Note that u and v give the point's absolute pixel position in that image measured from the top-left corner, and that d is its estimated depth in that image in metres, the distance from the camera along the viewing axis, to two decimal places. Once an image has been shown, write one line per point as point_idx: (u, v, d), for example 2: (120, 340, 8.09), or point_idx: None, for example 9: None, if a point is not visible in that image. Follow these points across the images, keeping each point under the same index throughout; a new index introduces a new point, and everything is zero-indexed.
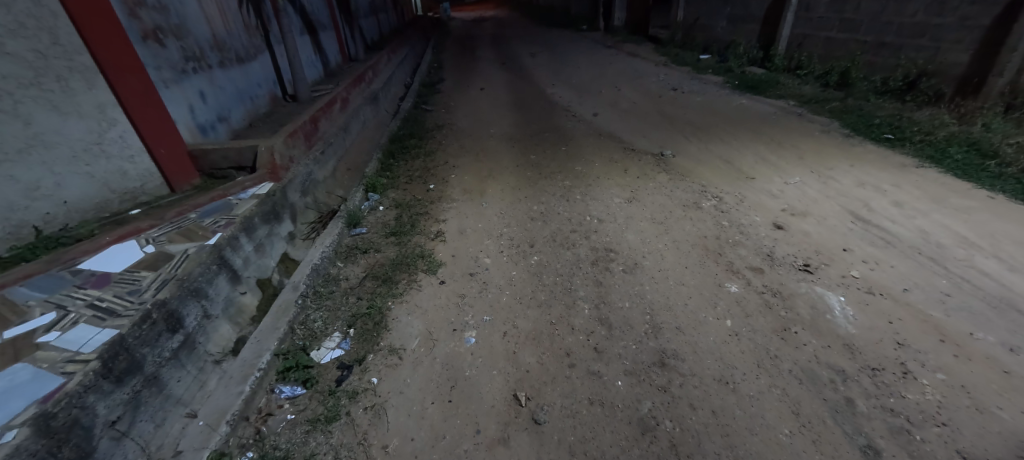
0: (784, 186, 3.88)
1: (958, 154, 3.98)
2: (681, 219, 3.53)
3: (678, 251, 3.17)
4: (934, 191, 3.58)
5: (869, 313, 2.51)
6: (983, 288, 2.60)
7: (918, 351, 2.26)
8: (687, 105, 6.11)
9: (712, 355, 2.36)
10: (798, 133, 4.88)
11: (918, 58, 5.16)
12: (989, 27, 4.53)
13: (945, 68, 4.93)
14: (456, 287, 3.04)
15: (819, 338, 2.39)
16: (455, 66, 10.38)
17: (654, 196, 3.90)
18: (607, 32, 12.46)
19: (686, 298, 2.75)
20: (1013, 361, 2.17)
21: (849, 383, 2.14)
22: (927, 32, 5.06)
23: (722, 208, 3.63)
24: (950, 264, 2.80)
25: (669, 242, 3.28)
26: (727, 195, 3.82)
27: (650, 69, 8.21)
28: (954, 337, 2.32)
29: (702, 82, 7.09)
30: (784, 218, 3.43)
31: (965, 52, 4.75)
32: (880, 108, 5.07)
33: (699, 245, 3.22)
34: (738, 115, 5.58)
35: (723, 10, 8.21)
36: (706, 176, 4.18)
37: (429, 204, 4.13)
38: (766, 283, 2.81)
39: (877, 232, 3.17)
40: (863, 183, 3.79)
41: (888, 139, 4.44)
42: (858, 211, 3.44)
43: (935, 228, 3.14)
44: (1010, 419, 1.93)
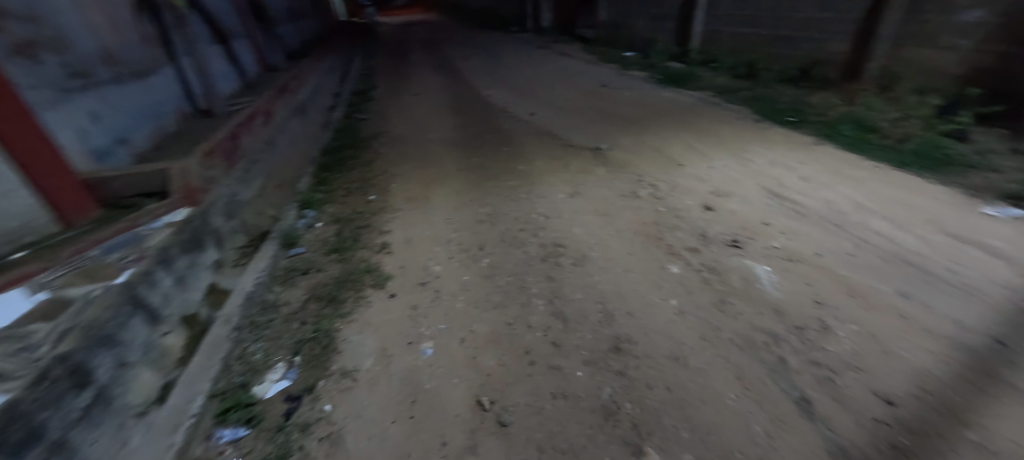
0: (709, 170, 4.18)
1: (847, 130, 4.50)
2: (622, 210, 3.68)
3: (621, 240, 3.31)
4: (833, 164, 4.04)
5: (791, 278, 2.78)
6: (879, 245, 2.96)
7: (833, 307, 2.53)
8: (619, 100, 6.39)
9: (662, 334, 2.49)
10: (718, 121, 5.29)
11: (810, 49, 5.79)
12: (861, 20, 5.18)
13: (831, 57, 5.57)
14: (408, 298, 2.96)
15: (752, 306, 2.60)
16: (387, 72, 10.13)
17: (597, 189, 4.04)
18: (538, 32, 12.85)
19: (634, 283, 2.88)
20: (907, 306, 2.48)
21: (781, 344, 2.34)
22: (814, 25, 5.70)
23: (657, 195, 3.85)
24: (852, 228, 3.16)
25: (614, 232, 3.41)
26: (661, 183, 4.05)
27: (580, 67, 8.51)
28: (861, 291, 2.61)
29: (629, 78, 7.46)
30: (712, 200, 3.70)
31: (845, 42, 5.39)
32: (783, 94, 5.62)
33: (640, 232, 3.38)
34: (665, 106, 5.94)
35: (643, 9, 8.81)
36: (641, 166, 4.39)
37: (371, 216, 3.98)
38: (703, 261, 3.01)
39: (791, 205, 3.51)
40: (775, 162, 4.17)
41: (791, 122, 4.94)
42: (774, 187, 3.78)
43: (837, 198, 3.53)
44: (911, 358, 2.16)
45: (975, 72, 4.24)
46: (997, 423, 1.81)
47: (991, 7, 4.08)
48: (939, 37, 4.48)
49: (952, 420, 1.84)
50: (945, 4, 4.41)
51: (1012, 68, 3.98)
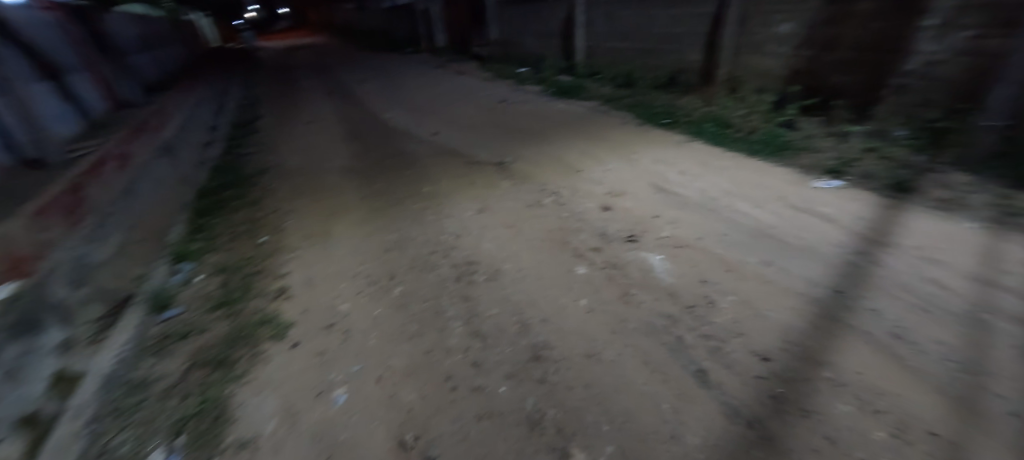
0: (604, 172, 4.51)
1: (709, 127, 5.15)
2: (527, 219, 3.82)
3: (531, 248, 3.43)
4: (703, 158, 4.59)
5: (679, 263, 3.08)
6: (744, 223, 3.42)
7: (715, 282, 2.86)
8: (517, 114, 6.65)
9: (576, 334, 2.61)
10: (606, 127, 5.73)
11: (673, 59, 6.57)
12: (706, 33, 6.02)
13: (690, 66, 6.36)
14: (314, 344, 2.74)
15: (650, 294, 2.84)
16: (273, 100, 9.46)
17: (502, 202, 4.15)
18: (432, 53, 12.98)
19: (546, 289, 2.99)
20: (770, 271, 2.88)
21: (677, 324, 2.58)
22: (672, 39, 6.48)
23: (560, 201, 4.06)
24: (723, 211, 3.60)
25: (523, 243, 3.51)
26: (563, 189, 4.28)
27: (477, 84, 8.72)
28: (734, 265, 2.99)
29: (524, 92, 7.80)
30: (609, 200, 3.99)
31: (698, 52, 6.20)
32: (657, 99, 6.28)
33: (548, 238, 3.53)
34: (559, 117, 6.30)
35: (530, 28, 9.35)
36: (542, 176, 4.59)
37: (263, 260, 3.65)
38: (606, 258, 3.22)
39: (673, 197, 3.91)
40: (657, 160, 4.63)
41: (666, 123, 5.53)
42: (658, 183, 4.18)
43: (709, 186, 4.01)
44: (777, 316, 2.51)
45: (796, 72, 5.17)
46: (844, 359, 2.15)
47: (798, 21, 5.02)
48: (765, 45, 5.38)
49: (811, 363, 2.16)
50: (765, 18, 5.31)
51: (819, 69, 4.95)
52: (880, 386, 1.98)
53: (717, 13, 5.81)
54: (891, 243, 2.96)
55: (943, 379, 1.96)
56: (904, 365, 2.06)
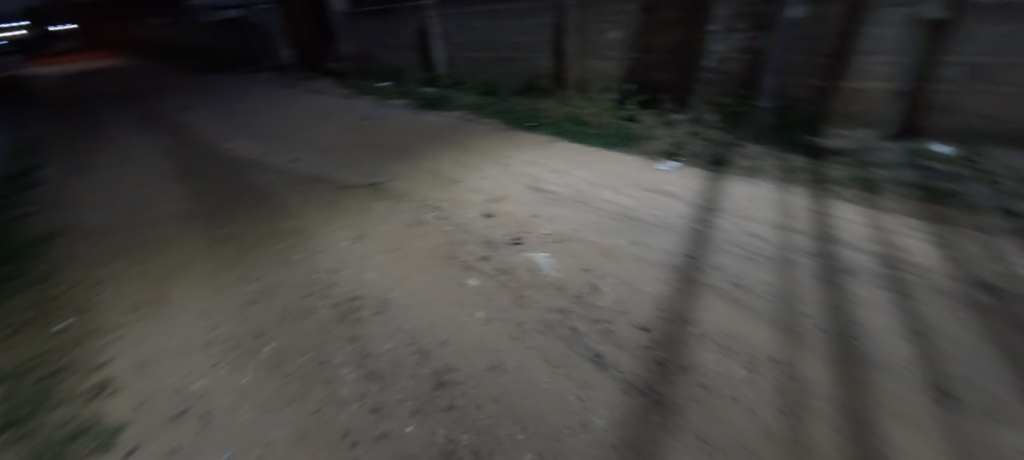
0: (481, 180, 4.52)
1: (568, 126, 5.54)
2: (406, 240, 3.60)
3: (418, 269, 3.25)
4: (567, 154, 4.91)
5: (563, 257, 3.16)
6: (611, 209, 3.70)
7: (596, 269, 2.93)
8: (382, 131, 6.35)
9: (478, 349, 2.39)
10: (476, 135, 5.77)
11: (527, 66, 6.95)
12: (552, 42, 6.47)
13: (542, 72, 6.76)
14: (162, 441, 2.03)
15: (543, 294, 2.79)
16: (66, 143, 7.57)
17: (381, 226, 3.89)
18: (278, 68, 11.87)
19: (440, 310, 2.81)
20: (636, 250, 3.05)
21: (570, 316, 2.51)
22: (523, 48, 6.87)
23: (443, 215, 3.94)
24: (592, 202, 3.86)
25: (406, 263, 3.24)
26: (443, 202, 4.18)
27: (335, 102, 8.16)
28: (609, 250, 3.10)
29: (387, 106, 7.52)
30: (489, 206, 4.02)
31: (548, 59, 6.63)
32: (519, 104, 6.57)
33: (434, 256, 3.40)
34: (426, 130, 6.17)
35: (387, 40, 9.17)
36: (418, 192, 4.42)
37: (65, 353, 2.77)
38: (495, 266, 3.19)
39: (548, 195, 4.07)
40: (529, 162, 4.79)
41: (530, 126, 5.78)
42: (533, 184, 4.32)
43: (577, 180, 4.28)
44: (649, 288, 2.58)
45: (628, 72, 5.84)
46: (704, 314, 2.28)
47: (623, 28, 5.70)
48: (602, 50, 6.00)
49: (678, 323, 2.23)
50: (598, 27, 5.92)
51: (646, 69, 5.67)
52: (731, 331, 2.13)
53: (556, 23, 6.31)
54: (720, 209, 3.47)
55: (772, 314, 2.23)
56: (745, 309, 2.28)
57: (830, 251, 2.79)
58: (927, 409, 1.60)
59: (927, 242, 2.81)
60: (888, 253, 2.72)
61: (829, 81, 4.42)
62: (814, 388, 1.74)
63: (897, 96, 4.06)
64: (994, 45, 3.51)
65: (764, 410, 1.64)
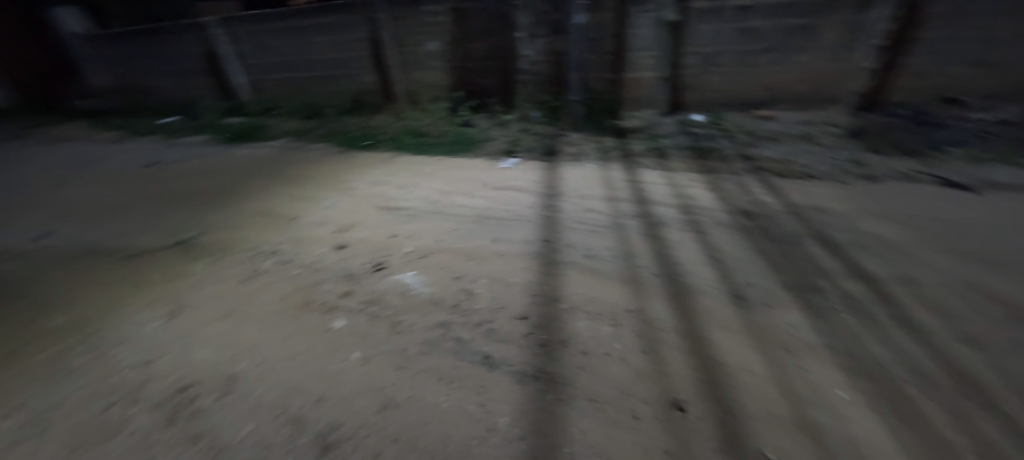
0: (325, 211, 3.79)
1: (408, 140, 5.45)
2: (225, 292, 2.62)
3: (256, 322, 2.32)
4: (412, 167, 4.79)
5: (432, 270, 2.73)
6: (468, 214, 3.60)
7: (467, 275, 2.64)
8: (179, 174, 5.16)
9: (350, 389, 1.81)
10: (306, 163, 5.11)
11: (349, 84, 6.57)
12: (371, 56, 6.25)
13: (368, 87, 6.49)
14: None
15: (404, 296, 2.47)
16: None
17: (197, 290, 2.67)
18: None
19: (296, 356, 2.04)
20: (500, 248, 2.98)
21: (453, 326, 2.18)
22: (341, 64, 6.47)
23: (271, 251, 3.09)
24: (449, 209, 3.71)
25: (231, 316, 2.39)
26: (283, 244, 3.21)
27: (100, 149, 6.40)
28: (475, 253, 2.91)
29: (182, 144, 6.29)
30: (339, 237, 3.28)
31: (371, 74, 6.39)
32: (349, 123, 6.21)
33: (279, 297, 2.54)
34: (241, 165, 5.25)
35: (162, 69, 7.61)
36: (240, 237, 3.38)
37: None
38: (362, 299, 2.48)
39: (402, 212, 3.72)
40: (374, 182, 4.43)
41: (366, 145, 5.51)
42: (384, 203, 3.92)
43: (428, 192, 4.12)
44: (518, 279, 2.56)
45: (454, 81, 6.04)
46: (570, 289, 2.43)
47: (440, 38, 5.83)
48: (424, 62, 6.05)
49: (551, 302, 2.33)
50: (415, 38, 5.94)
51: (469, 76, 5.94)
52: (593, 296, 2.35)
53: (371, 37, 6.11)
54: (559, 193, 3.85)
55: (619, 272, 2.57)
56: (599, 274, 2.57)
57: (647, 210, 3.35)
58: (732, 317, 2.12)
59: (706, 189, 3.60)
60: (686, 203, 3.40)
61: (618, 75, 5.23)
62: (662, 325, 2.09)
63: (662, 81, 5.16)
64: (712, 38, 4.88)
65: (632, 356, 1.91)
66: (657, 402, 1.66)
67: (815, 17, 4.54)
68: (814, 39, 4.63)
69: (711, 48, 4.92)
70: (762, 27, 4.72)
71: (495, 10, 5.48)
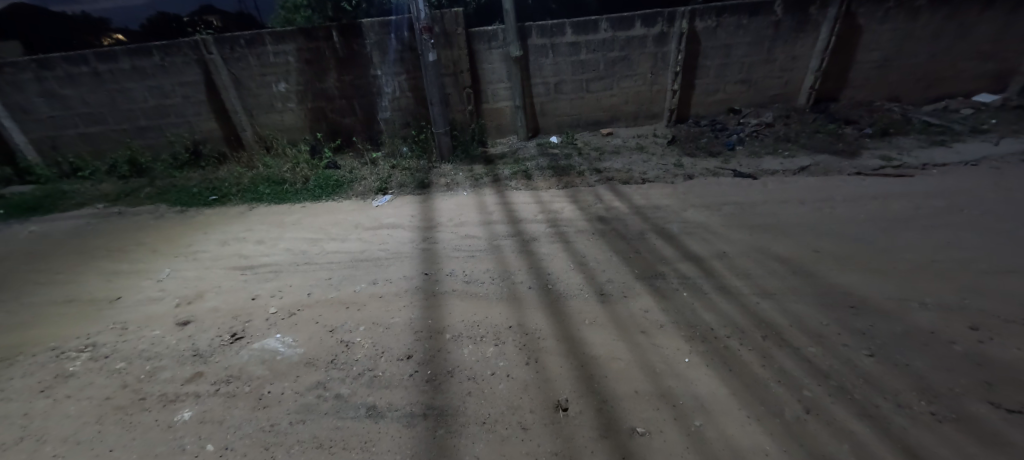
0: (160, 283, 3.24)
1: (266, 189, 4.97)
2: (11, 414, 2.05)
3: (70, 443, 1.84)
4: (273, 218, 4.36)
5: (302, 329, 2.50)
6: (340, 259, 3.40)
7: (341, 326, 2.48)
8: None
9: None
10: (133, 230, 4.31)
11: (181, 132, 5.76)
12: (207, 101, 5.60)
13: (208, 135, 5.80)
14: None
15: (269, 364, 2.22)
16: None
17: None
18: None
19: None
20: (379, 289, 2.87)
21: (329, 384, 2.03)
22: (168, 111, 5.64)
23: (83, 347, 2.52)
24: (318, 258, 3.44)
25: (31, 438, 1.90)
26: (104, 334, 2.64)
27: None
28: (350, 300, 2.75)
29: None
30: (185, 311, 2.82)
31: (209, 120, 5.72)
32: (188, 178, 5.43)
33: (104, 401, 2.07)
34: (36, 245, 4.20)
35: None
36: (42, 335, 2.70)
37: None
38: (217, 378, 2.16)
39: (262, 270, 3.34)
40: (226, 240, 3.92)
41: (214, 200, 4.86)
42: (241, 263, 3.49)
43: (293, 242, 3.78)
44: (398, 319, 2.49)
45: (311, 122, 5.75)
46: (451, 318, 2.44)
47: (288, 80, 5.49)
48: (274, 104, 5.63)
49: (434, 335, 2.31)
50: (258, 81, 5.50)
51: (327, 116, 5.71)
52: (475, 320, 2.40)
53: (204, 81, 5.48)
54: (435, 225, 3.86)
55: (497, 293, 2.66)
56: (478, 297, 2.63)
57: (519, 229, 3.55)
58: (599, 312, 2.35)
59: (568, 202, 3.95)
60: (552, 216, 3.70)
61: (477, 106, 5.55)
62: (541, 334, 2.23)
63: (518, 109, 5.56)
64: (552, 70, 5.44)
65: (516, 370, 1.99)
66: (543, 408, 1.77)
67: (630, 50, 5.33)
68: (632, 68, 5.45)
69: (553, 79, 5.50)
70: (591, 59, 5.38)
71: (344, 51, 5.35)
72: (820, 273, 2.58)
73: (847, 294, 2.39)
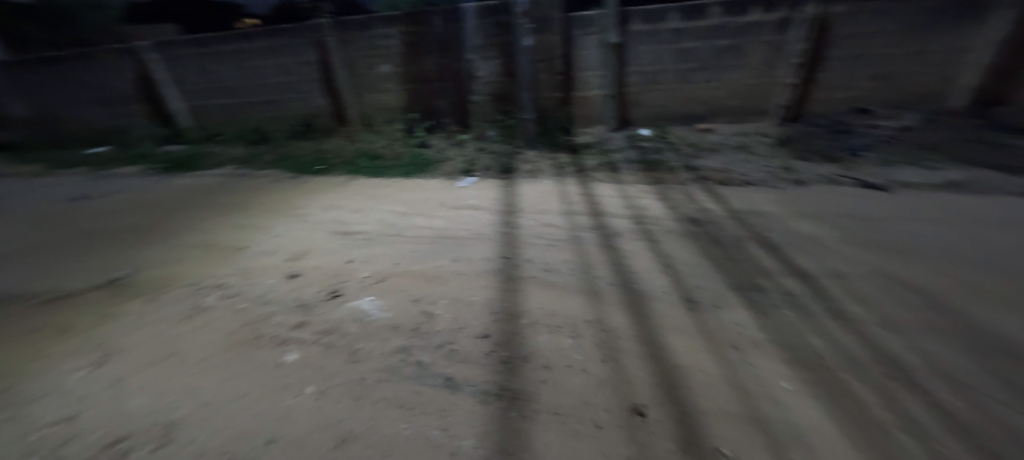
0: (274, 239, 3.65)
1: (364, 163, 5.35)
2: (158, 334, 2.44)
3: (201, 366, 2.14)
4: (369, 191, 4.68)
5: (389, 295, 2.66)
6: (425, 234, 3.57)
7: (425, 297, 2.60)
8: (113, 209, 4.76)
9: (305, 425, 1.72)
10: (254, 191, 4.88)
11: (297, 106, 6.37)
12: (321, 79, 6.13)
13: (319, 110, 6.36)
14: None
15: (361, 323, 2.41)
16: None
17: (135, 332, 2.47)
18: None
19: (245, 394, 1.92)
20: (460, 266, 2.97)
21: (412, 351, 2.14)
22: (288, 88, 6.27)
23: (213, 287, 2.92)
24: (405, 232, 3.62)
25: (172, 357, 2.24)
26: (230, 277, 3.04)
27: (20, 185, 5.81)
28: (432, 275, 2.88)
29: (116, 177, 5.84)
30: (292, 266, 3.15)
31: (320, 96, 6.25)
32: (300, 148, 6.02)
33: (229, 335, 2.38)
34: (183, 196, 4.93)
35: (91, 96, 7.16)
36: (184, 272, 3.18)
37: None
38: (317, 328, 2.39)
39: (356, 236, 3.61)
40: (327, 207, 4.29)
41: (320, 170, 5.34)
42: (339, 228, 3.80)
43: (384, 214, 4.03)
44: (478, 298, 2.55)
45: (409, 101, 6.00)
46: (529, 304, 2.45)
47: (391, 62, 5.82)
48: (377, 84, 6.01)
49: (511, 319, 2.33)
50: (365, 62, 5.90)
51: (423, 97, 5.94)
52: (552, 309, 2.39)
53: (320, 60, 6.02)
54: (517, 210, 3.88)
55: (575, 285, 2.62)
56: (556, 287, 2.61)
57: (601, 222, 3.45)
58: (685, 320, 2.21)
59: (655, 199, 3.76)
60: (637, 213, 3.55)
61: (568, 93, 5.44)
62: (620, 333, 2.15)
63: (610, 98, 5.37)
64: (652, 58, 5.18)
65: (592, 366, 1.94)
66: (618, 408, 1.70)
67: (740, 38, 4.92)
68: (743, 59, 5.01)
69: (651, 69, 5.23)
70: (695, 47, 5.05)
71: (445, 34, 5.56)
72: (963, 311, 2.18)
73: (999, 339, 1.99)
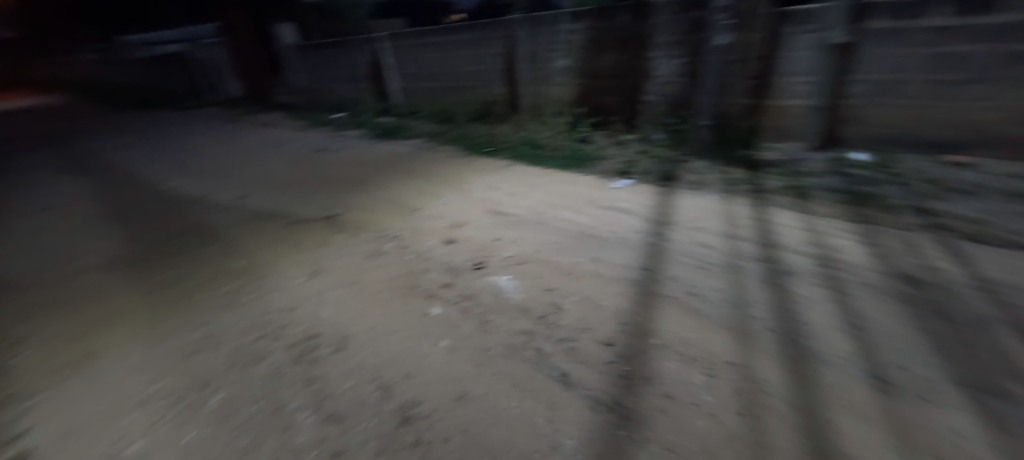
0: (441, 207, 4.11)
1: (526, 151, 5.60)
2: (345, 265, 2.99)
3: (368, 299, 2.55)
4: (528, 177, 4.89)
5: (526, 279, 2.74)
6: (571, 228, 3.57)
7: (559, 289, 2.61)
8: (336, 161, 6.00)
9: (432, 374, 1.90)
10: (434, 163, 5.57)
11: (481, 92, 7.00)
12: (506, 69, 6.61)
13: (498, 97, 6.87)
14: None
15: (496, 298, 2.54)
16: None
17: (332, 259, 3.08)
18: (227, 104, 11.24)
19: (393, 333, 2.22)
20: (600, 267, 2.89)
21: (535, 337, 2.18)
22: (477, 75, 6.93)
23: (389, 237, 3.44)
24: (553, 222, 3.68)
25: (350, 286, 2.72)
26: (403, 231, 3.54)
27: (286, 135, 7.75)
28: (571, 269, 2.87)
29: (343, 137, 7.32)
30: (450, 233, 3.50)
31: (501, 84, 6.74)
32: (476, 130, 6.62)
33: (392, 279, 2.78)
34: (383, 159, 5.91)
35: (342, 73, 9.16)
36: (372, 220, 3.83)
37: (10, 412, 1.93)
38: (458, 292, 2.61)
39: (508, 218, 3.82)
40: (489, 186, 4.63)
41: (488, 151, 5.78)
42: (495, 207, 4.07)
43: (537, 202, 4.17)
44: (611, 303, 2.45)
45: (580, 96, 6.04)
46: (663, 325, 2.26)
47: (571, 56, 5.92)
48: (554, 77, 6.19)
49: (641, 335, 2.17)
50: (546, 55, 6.13)
51: (596, 92, 5.90)
52: (690, 337, 2.15)
53: (508, 51, 6.48)
54: (672, 222, 3.59)
55: (722, 318, 2.30)
56: (699, 315, 2.34)
57: (771, 254, 2.97)
58: (867, 396, 1.74)
59: (854, 240, 3.06)
60: (823, 253, 2.94)
61: (760, 100, 4.82)
62: (769, 387, 1.81)
63: (816, 111, 4.52)
64: (886, 66, 4.16)
65: (724, 412, 1.68)
66: None
67: None
68: None
69: (885, 77, 4.21)
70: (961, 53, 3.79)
71: (630, 30, 5.41)
72: None
73: None
